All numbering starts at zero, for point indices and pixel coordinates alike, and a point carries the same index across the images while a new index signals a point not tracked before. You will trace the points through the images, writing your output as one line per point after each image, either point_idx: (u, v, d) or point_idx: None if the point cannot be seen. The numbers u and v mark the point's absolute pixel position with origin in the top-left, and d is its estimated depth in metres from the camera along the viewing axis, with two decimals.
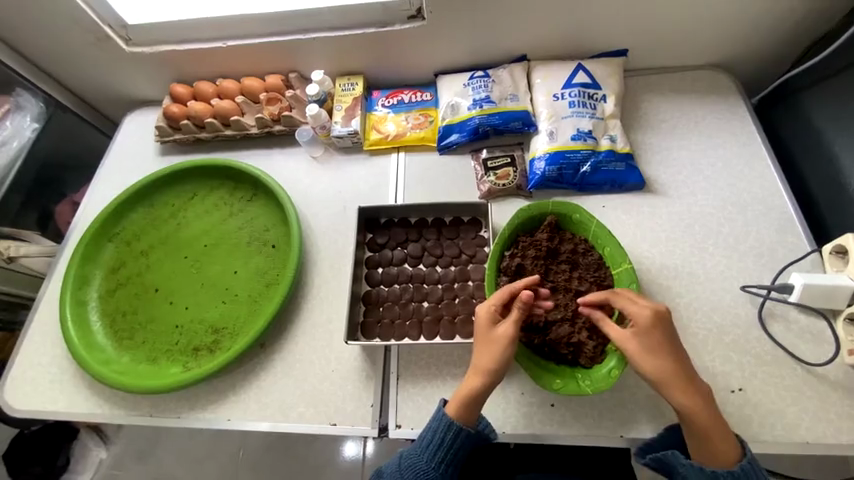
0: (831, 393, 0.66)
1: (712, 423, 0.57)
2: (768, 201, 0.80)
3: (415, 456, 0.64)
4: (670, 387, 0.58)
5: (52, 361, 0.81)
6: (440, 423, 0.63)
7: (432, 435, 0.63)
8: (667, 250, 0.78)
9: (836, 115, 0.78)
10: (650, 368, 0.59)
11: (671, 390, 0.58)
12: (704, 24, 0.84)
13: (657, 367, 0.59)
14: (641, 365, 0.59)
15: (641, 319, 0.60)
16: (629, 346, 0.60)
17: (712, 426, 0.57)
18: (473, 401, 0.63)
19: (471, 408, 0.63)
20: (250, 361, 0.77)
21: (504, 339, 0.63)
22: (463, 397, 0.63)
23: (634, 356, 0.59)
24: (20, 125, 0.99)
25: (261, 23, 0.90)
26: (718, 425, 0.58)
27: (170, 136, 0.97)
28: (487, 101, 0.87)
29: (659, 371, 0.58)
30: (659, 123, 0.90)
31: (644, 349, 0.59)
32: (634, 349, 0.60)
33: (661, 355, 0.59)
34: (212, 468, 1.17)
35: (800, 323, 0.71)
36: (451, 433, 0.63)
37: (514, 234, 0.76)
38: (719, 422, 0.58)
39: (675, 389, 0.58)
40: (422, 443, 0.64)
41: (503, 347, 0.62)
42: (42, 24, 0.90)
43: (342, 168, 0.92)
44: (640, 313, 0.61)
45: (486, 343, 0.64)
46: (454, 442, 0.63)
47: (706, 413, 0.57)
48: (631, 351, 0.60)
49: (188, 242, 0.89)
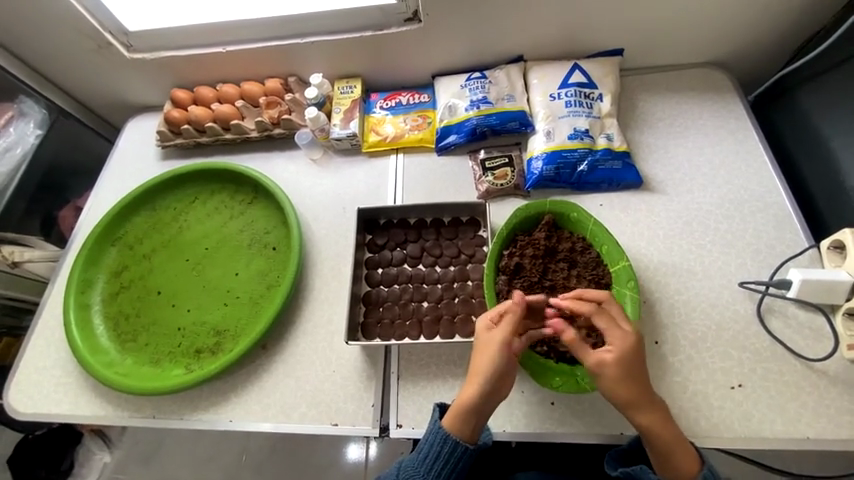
0: (831, 388, 0.66)
1: (669, 433, 0.58)
2: (766, 198, 0.80)
3: (413, 469, 0.64)
4: (631, 409, 0.59)
5: (57, 364, 0.82)
6: (437, 435, 0.63)
7: (428, 448, 0.63)
8: (665, 248, 0.79)
9: (832, 111, 0.78)
10: (617, 393, 0.59)
11: (634, 413, 0.59)
12: (697, 23, 0.84)
13: (624, 393, 0.59)
14: (610, 389, 0.59)
15: (616, 346, 0.60)
16: (601, 369, 0.60)
17: (668, 439, 0.58)
18: (469, 413, 0.62)
19: (467, 422, 0.62)
20: (251, 362, 0.77)
21: (491, 345, 0.63)
22: (457, 411, 0.62)
23: (608, 378, 0.59)
24: (23, 132, 1.01)
25: (260, 28, 0.91)
26: (675, 433, 0.59)
27: (171, 141, 0.98)
28: (484, 102, 0.88)
29: (626, 397, 0.59)
30: (656, 121, 0.90)
31: (617, 373, 0.59)
32: (606, 372, 0.59)
33: (632, 380, 0.59)
34: (216, 471, 1.18)
35: (799, 318, 0.71)
36: (448, 446, 0.62)
37: (512, 233, 0.76)
38: (678, 438, 0.58)
39: (638, 409, 0.59)
40: (420, 453, 0.64)
41: (493, 353, 0.63)
42: (43, 32, 0.91)
43: (342, 170, 0.93)
44: (616, 341, 0.60)
45: (478, 352, 0.65)
46: (451, 456, 0.63)
47: (664, 429, 0.58)
48: (601, 374, 0.60)
49: (189, 246, 0.89)
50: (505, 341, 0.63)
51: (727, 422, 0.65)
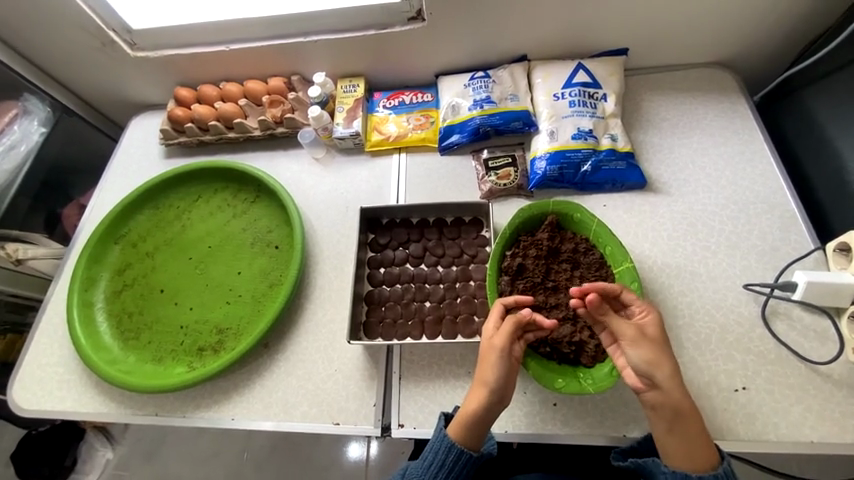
0: (835, 392, 0.65)
1: (695, 428, 0.58)
2: (770, 199, 0.80)
3: (417, 474, 0.64)
4: (670, 383, 0.59)
5: (60, 361, 0.82)
6: (442, 443, 0.63)
7: (433, 455, 0.63)
8: (669, 249, 0.78)
9: (838, 112, 0.78)
10: (661, 364, 0.59)
11: (672, 389, 0.59)
12: (703, 23, 0.84)
13: (667, 364, 0.59)
14: (654, 359, 0.59)
15: (648, 315, 0.63)
16: (643, 337, 0.61)
17: (695, 431, 0.58)
18: (475, 421, 0.62)
19: (471, 430, 0.62)
20: (253, 361, 0.77)
21: (494, 352, 0.63)
22: (462, 419, 0.63)
23: (656, 351, 0.60)
24: (27, 130, 1.01)
25: (263, 27, 0.91)
26: (697, 431, 0.58)
27: (175, 139, 0.98)
28: (488, 101, 0.88)
29: (669, 368, 0.59)
30: (660, 121, 0.90)
31: (657, 343, 0.61)
32: (646, 340, 0.60)
33: (668, 357, 0.60)
34: (218, 469, 1.18)
35: (803, 321, 0.70)
36: (452, 455, 0.62)
37: (515, 233, 0.76)
38: (700, 433, 0.58)
39: (678, 390, 0.59)
40: (424, 461, 0.64)
41: (495, 358, 0.63)
42: (47, 29, 0.91)
43: (344, 169, 0.93)
44: (647, 312, 0.63)
45: (483, 359, 0.64)
46: (456, 465, 0.62)
47: (693, 418, 0.58)
48: (644, 341, 0.60)
49: (192, 244, 0.90)
50: (508, 346, 0.63)
51: (730, 425, 0.65)
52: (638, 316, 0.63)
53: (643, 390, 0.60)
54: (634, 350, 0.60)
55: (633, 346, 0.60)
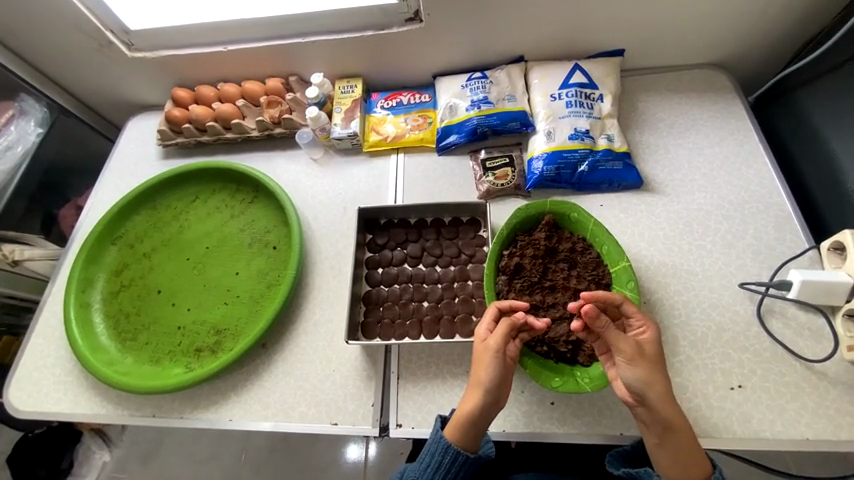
0: (830, 389, 0.66)
1: (688, 437, 0.59)
2: (766, 199, 0.80)
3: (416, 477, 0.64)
4: (663, 402, 0.58)
5: (56, 363, 0.81)
6: (439, 445, 0.63)
7: (430, 458, 0.64)
8: (665, 248, 0.79)
9: (832, 113, 0.78)
10: (656, 382, 0.59)
11: (665, 405, 0.58)
12: (697, 25, 0.85)
13: (661, 383, 0.59)
14: (648, 377, 0.59)
15: (648, 332, 0.62)
16: (640, 356, 0.60)
17: (689, 441, 0.58)
18: (472, 422, 0.62)
19: (470, 431, 0.63)
20: (251, 361, 0.77)
21: (489, 354, 0.64)
22: (461, 420, 0.63)
23: (648, 373, 0.59)
24: (24, 130, 1.01)
25: (262, 27, 0.91)
26: (691, 440, 0.59)
27: (172, 140, 0.98)
28: (485, 102, 0.88)
29: (663, 386, 0.59)
30: (656, 122, 0.90)
31: (652, 360, 0.60)
32: (641, 358, 0.60)
33: (658, 371, 0.60)
34: (216, 470, 1.18)
35: (799, 319, 0.71)
36: (449, 455, 0.63)
37: (512, 233, 0.76)
38: (694, 441, 0.59)
39: (668, 407, 0.58)
40: (422, 463, 0.65)
41: (491, 359, 0.63)
42: (44, 29, 0.91)
43: (342, 170, 0.93)
44: (646, 327, 0.62)
45: (478, 360, 0.65)
46: (452, 466, 0.63)
47: (688, 430, 0.59)
48: (642, 359, 0.60)
49: (189, 245, 0.90)
50: (500, 347, 0.64)
51: (727, 423, 0.65)
52: (638, 332, 0.62)
53: (633, 405, 0.60)
54: (632, 368, 0.59)
55: (630, 364, 0.59)
